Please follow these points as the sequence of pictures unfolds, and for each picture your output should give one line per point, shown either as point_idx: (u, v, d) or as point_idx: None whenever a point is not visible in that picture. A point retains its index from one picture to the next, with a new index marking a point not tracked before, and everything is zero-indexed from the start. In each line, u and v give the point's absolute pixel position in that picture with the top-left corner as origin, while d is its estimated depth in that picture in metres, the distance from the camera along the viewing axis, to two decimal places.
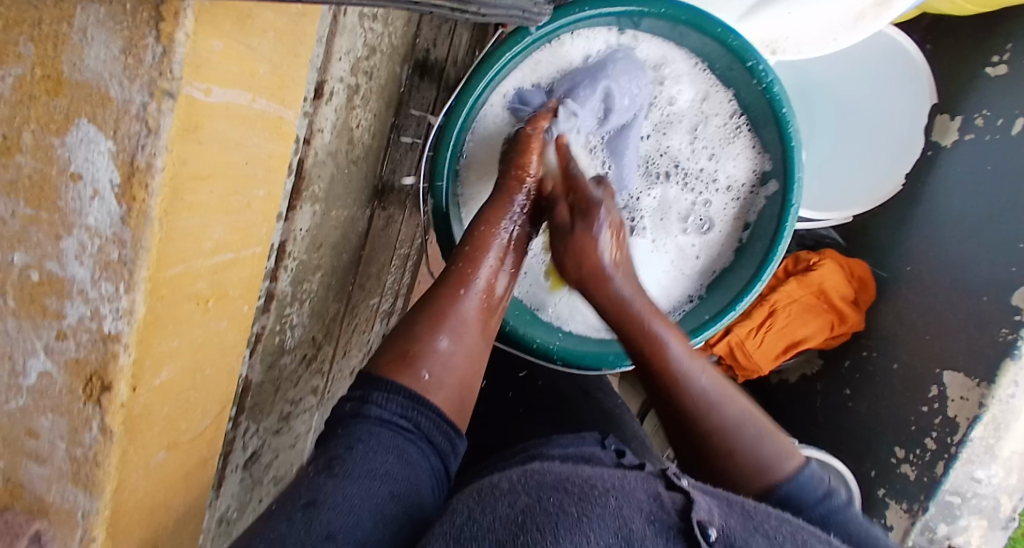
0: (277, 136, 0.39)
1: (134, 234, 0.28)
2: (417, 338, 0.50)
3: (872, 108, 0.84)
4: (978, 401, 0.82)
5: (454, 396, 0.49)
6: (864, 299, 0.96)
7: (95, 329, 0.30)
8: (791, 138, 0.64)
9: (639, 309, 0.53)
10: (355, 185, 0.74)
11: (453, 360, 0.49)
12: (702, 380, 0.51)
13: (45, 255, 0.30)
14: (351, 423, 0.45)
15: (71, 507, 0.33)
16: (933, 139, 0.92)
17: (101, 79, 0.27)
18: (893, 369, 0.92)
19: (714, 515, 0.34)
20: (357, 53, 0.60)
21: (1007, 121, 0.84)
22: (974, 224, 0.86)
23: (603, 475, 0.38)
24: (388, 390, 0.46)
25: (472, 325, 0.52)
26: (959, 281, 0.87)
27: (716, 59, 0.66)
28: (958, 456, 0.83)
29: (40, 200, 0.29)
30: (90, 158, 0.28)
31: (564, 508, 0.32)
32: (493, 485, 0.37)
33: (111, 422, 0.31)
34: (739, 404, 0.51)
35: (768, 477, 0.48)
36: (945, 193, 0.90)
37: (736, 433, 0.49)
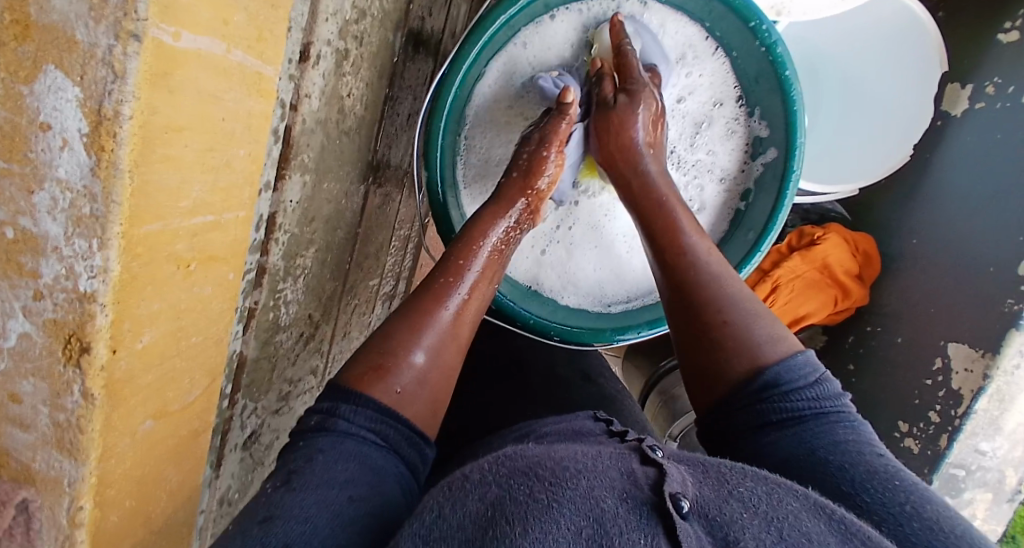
0: (256, 93, 0.37)
1: (104, 186, 0.27)
2: (391, 351, 0.46)
3: (880, 74, 0.82)
4: (983, 373, 0.80)
5: (426, 411, 0.46)
6: (869, 274, 0.94)
7: (70, 289, 0.28)
8: (795, 102, 0.62)
9: (662, 191, 0.55)
10: (347, 158, 0.72)
11: (429, 377, 0.46)
12: (709, 264, 0.50)
13: (19, 211, 0.28)
14: (314, 436, 0.42)
15: (58, 474, 0.32)
16: (942, 110, 0.90)
17: (67, 21, 0.25)
18: (897, 343, 0.90)
19: (687, 488, 0.32)
20: (345, 16, 0.58)
21: (1018, 86, 0.82)
22: (984, 194, 0.84)
23: (572, 452, 0.37)
24: (356, 403, 0.43)
25: (445, 340, 0.48)
26: (965, 253, 0.86)
27: (720, 22, 0.63)
28: (963, 428, 0.82)
29: (11, 151, 0.27)
30: (58, 106, 0.27)
31: (533, 496, 0.30)
32: (459, 477, 0.35)
33: (91, 386, 0.30)
34: (742, 289, 0.48)
35: (756, 354, 0.44)
36: (952, 164, 0.88)
37: (734, 308, 0.46)
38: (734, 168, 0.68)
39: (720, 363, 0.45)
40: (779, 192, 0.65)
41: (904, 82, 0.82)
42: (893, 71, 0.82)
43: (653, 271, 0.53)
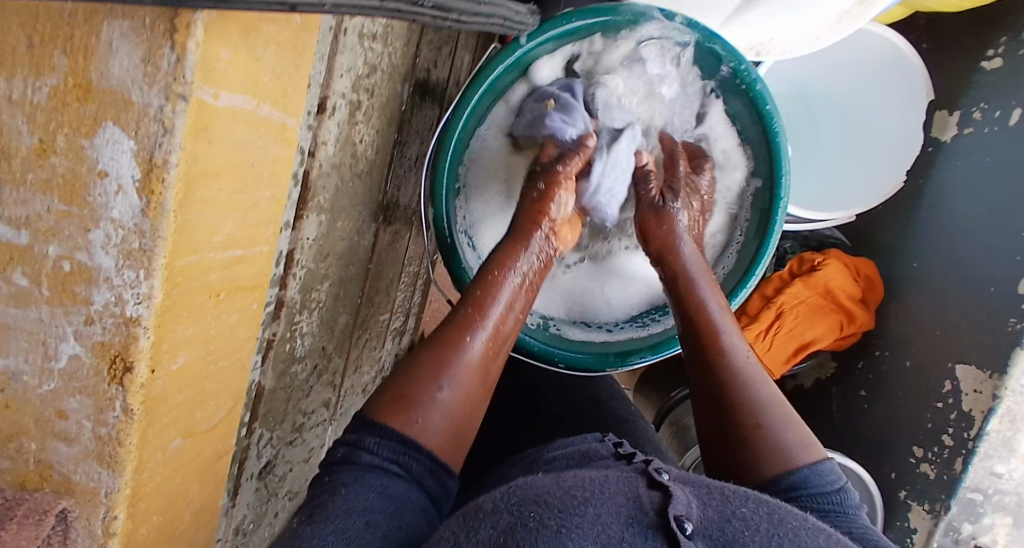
0: (280, 141, 0.42)
1: (152, 224, 0.31)
2: (417, 381, 0.47)
3: (860, 107, 0.87)
4: (991, 393, 0.82)
5: (450, 440, 0.47)
6: (873, 298, 0.97)
7: (118, 314, 0.32)
8: (778, 134, 0.67)
9: (703, 286, 0.58)
10: (359, 198, 0.77)
11: (453, 408, 0.47)
12: (745, 364, 0.52)
13: (76, 247, 0.32)
14: (339, 470, 0.44)
15: (96, 486, 0.35)
16: (932, 136, 0.94)
17: (124, 85, 0.30)
18: (904, 367, 0.92)
19: (692, 509, 0.35)
20: (358, 71, 0.63)
21: (1004, 112, 0.86)
22: (977, 216, 0.87)
23: (581, 477, 0.40)
24: (380, 434, 0.45)
25: (470, 376, 0.49)
26: (962, 274, 0.88)
27: (705, 67, 0.69)
28: (976, 450, 0.83)
29: (71, 196, 0.31)
30: (115, 157, 0.31)
31: (545, 521, 0.33)
32: (477, 505, 0.39)
33: (132, 402, 0.33)
34: (773, 393, 0.50)
35: (787, 460, 0.45)
36: (947, 191, 0.91)
37: (767, 410, 0.48)
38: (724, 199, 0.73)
39: (752, 466, 0.46)
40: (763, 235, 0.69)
41: (885, 113, 0.87)
42: (873, 103, 0.87)
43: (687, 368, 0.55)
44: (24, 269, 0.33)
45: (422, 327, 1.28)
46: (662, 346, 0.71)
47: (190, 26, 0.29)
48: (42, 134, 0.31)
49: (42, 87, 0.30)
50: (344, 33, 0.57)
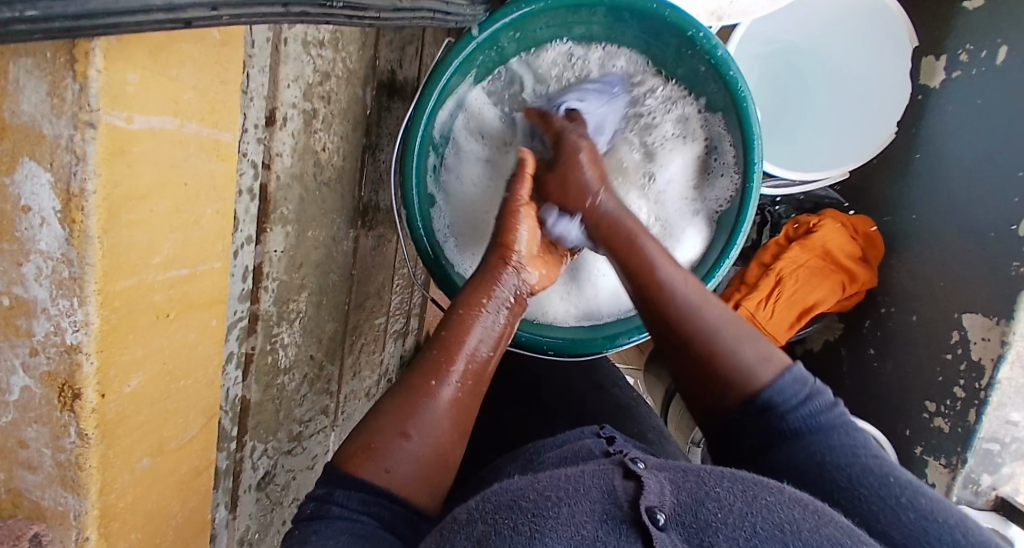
0: (215, 157, 0.43)
1: (78, 252, 0.32)
2: (379, 429, 0.45)
3: (835, 61, 0.86)
4: (1000, 340, 0.80)
5: (421, 481, 0.45)
6: (874, 256, 0.95)
7: (60, 343, 0.33)
8: (745, 99, 0.66)
9: (631, 224, 0.56)
10: (331, 206, 0.78)
11: (420, 457, 0.45)
12: (686, 293, 0.51)
13: (12, 281, 0.33)
14: (309, 525, 0.43)
15: (65, 509, 0.36)
16: (921, 83, 0.91)
17: (36, 120, 0.31)
18: (913, 321, 0.91)
19: (665, 497, 0.35)
20: (308, 80, 0.64)
21: (989, 52, 0.83)
22: (975, 162, 0.85)
23: (556, 476, 0.40)
24: (348, 485, 0.44)
25: (444, 424, 0.47)
26: (963, 224, 0.86)
27: (664, 39, 0.68)
28: (989, 400, 0.82)
29: (3, 233, 0.32)
30: (35, 190, 0.31)
31: (518, 529, 0.33)
32: (454, 516, 0.39)
33: (86, 427, 0.34)
34: (718, 309, 0.50)
35: (751, 383, 0.46)
36: (948, 139, 0.88)
37: (717, 335, 0.49)
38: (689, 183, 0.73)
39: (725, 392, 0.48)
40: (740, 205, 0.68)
41: (859, 66, 0.86)
42: (845, 56, 0.86)
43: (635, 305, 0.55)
44: None
45: (424, 327, 1.29)
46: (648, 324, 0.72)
47: (89, 55, 0.30)
48: None
49: None
50: (285, 44, 0.58)
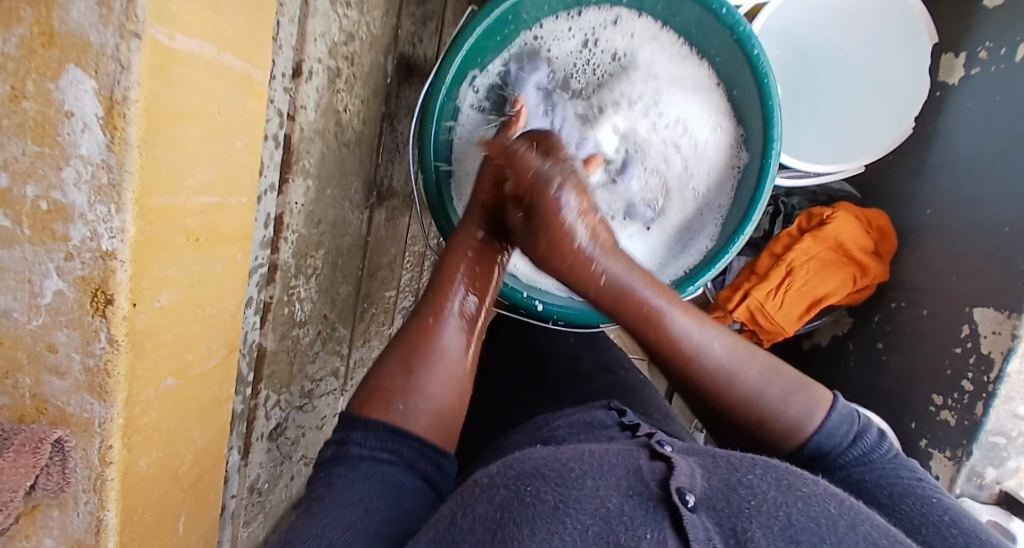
0: (247, 92, 0.44)
1: (118, 159, 0.33)
2: (389, 374, 0.48)
3: (855, 50, 0.86)
4: (1010, 333, 0.79)
5: (437, 423, 0.48)
6: (886, 250, 0.96)
7: (95, 249, 0.34)
8: (765, 72, 0.66)
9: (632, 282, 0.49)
10: (350, 168, 0.79)
11: (434, 393, 0.48)
12: (714, 350, 0.48)
13: (52, 186, 0.33)
14: (331, 464, 0.44)
15: (90, 416, 0.36)
16: (940, 80, 0.92)
17: (83, 29, 0.31)
18: (924, 315, 0.91)
19: (694, 480, 0.36)
20: (334, 37, 0.65)
21: (1009, 48, 0.83)
22: (992, 154, 0.85)
23: (582, 451, 0.40)
24: (365, 426, 0.45)
25: (449, 361, 0.50)
26: (978, 216, 0.86)
27: (686, 10, 0.68)
28: (998, 393, 0.81)
29: (43, 137, 0.33)
30: (79, 97, 0.32)
31: (541, 497, 0.34)
32: (473, 482, 0.39)
33: (116, 332, 0.35)
34: (754, 363, 0.48)
35: (798, 433, 0.47)
36: (959, 132, 0.89)
37: (761, 399, 0.47)
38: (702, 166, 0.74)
39: (772, 450, 0.48)
40: (758, 180, 0.69)
41: (880, 56, 0.85)
42: (868, 46, 0.85)
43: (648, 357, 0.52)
44: (5, 211, 0.34)
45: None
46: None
47: None
48: (12, 81, 0.32)
49: (9, 37, 0.31)
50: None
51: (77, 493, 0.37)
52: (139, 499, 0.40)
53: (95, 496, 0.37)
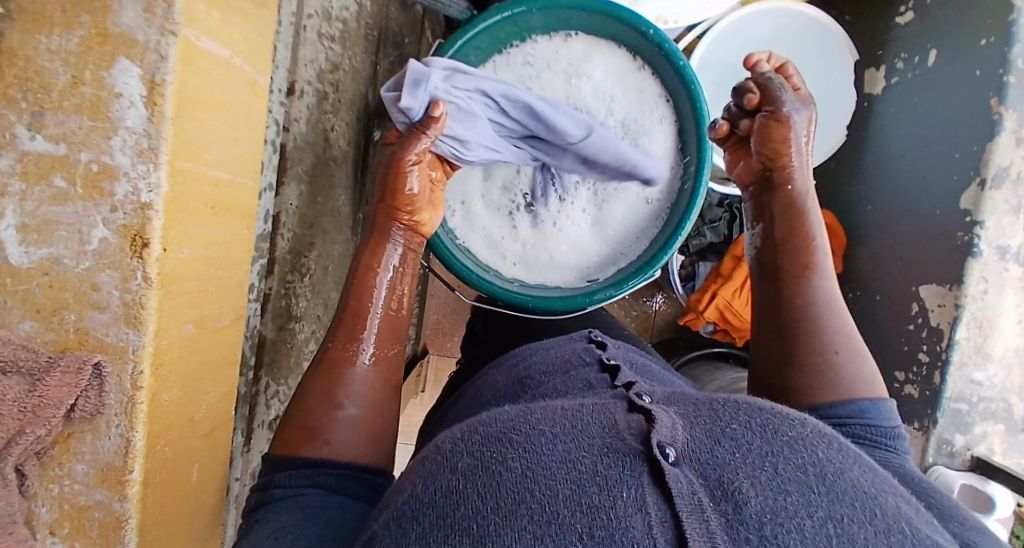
0: (253, 93, 0.53)
1: (156, 128, 0.41)
2: (314, 411, 0.53)
3: (788, 68, 0.99)
4: (954, 304, 0.86)
5: (366, 447, 0.53)
6: (837, 247, 1.06)
7: (136, 201, 0.42)
8: (693, 81, 0.78)
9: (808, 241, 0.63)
10: (340, 182, 0.88)
11: (360, 419, 0.54)
12: (825, 296, 0.59)
13: (101, 151, 0.42)
14: (257, 509, 0.48)
15: (125, 344, 0.43)
16: (866, 92, 1.05)
17: (132, 30, 0.40)
18: (877, 300, 1.00)
19: (677, 433, 0.36)
20: (321, 65, 0.75)
21: (921, 57, 0.96)
22: (916, 148, 0.96)
23: (552, 409, 0.40)
24: (290, 467, 0.50)
25: (372, 385, 0.57)
26: (913, 204, 0.95)
27: (623, 35, 0.81)
28: (951, 361, 0.87)
29: (96, 114, 0.41)
30: (127, 81, 0.41)
31: (508, 465, 0.34)
32: (438, 448, 0.39)
33: (150, 271, 0.42)
34: (850, 326, 0.58)
35: (857, 389, 0.53)
36: (887, 134, 1.01)
37: (845, 340, 0.56)
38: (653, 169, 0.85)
39: (825, 387, 0.54)
40: (697, 176, 0.80)
41: (806, 70, 0.99)
42: (795, 62, 0.99)
43: (771, 281, 0.63)
44: (63, 174, 0.42)
45: (422, 339, 1.30)
46: (622, 283, 0.81)
47: None
48: (73, 71, 0.41)
49: (72, 38, 0.40)
50: (303, 30, 0.69)
51: (110, 417, 0.43)
52: (162, 430, 0.46)
53: (126, 418, 0.43)
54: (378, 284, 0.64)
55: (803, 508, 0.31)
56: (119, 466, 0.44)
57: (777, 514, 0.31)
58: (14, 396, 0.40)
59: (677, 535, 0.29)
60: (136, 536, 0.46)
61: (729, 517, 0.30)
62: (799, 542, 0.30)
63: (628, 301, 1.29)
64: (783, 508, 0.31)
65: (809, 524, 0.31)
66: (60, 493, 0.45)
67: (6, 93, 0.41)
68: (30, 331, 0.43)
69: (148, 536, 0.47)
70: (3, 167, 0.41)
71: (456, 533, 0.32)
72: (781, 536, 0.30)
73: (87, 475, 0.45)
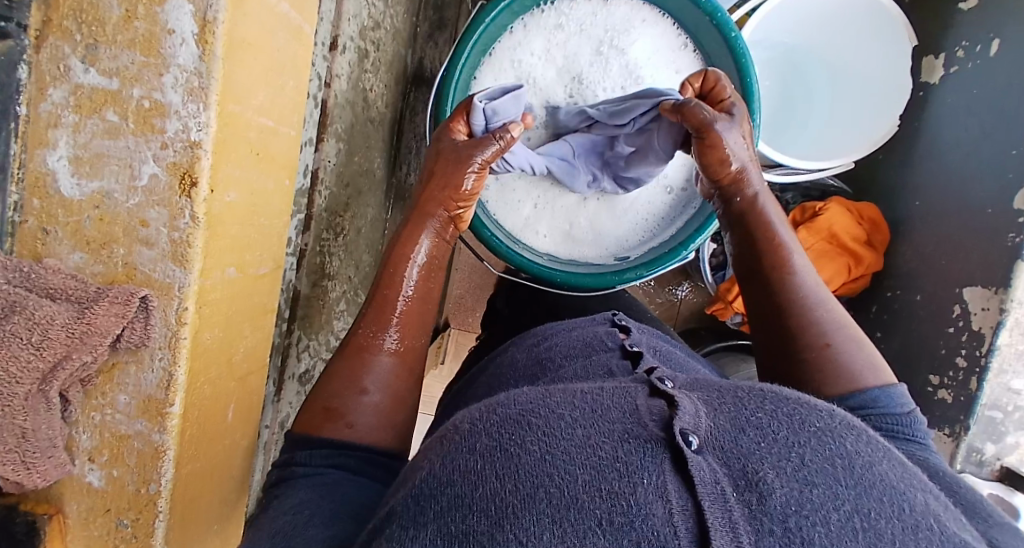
0: (297, 42, 0.52)
1: (207, 66, 0.41)
2: (339, 394, 0.52)
3: (837, 51, 0.96)
4: (998, 308, 0.83)
5: (388, 432, 0.53)
6: (879, 240, 1.02)
7: (186, 139, 0.42)
8: (743, 54, 0.75)
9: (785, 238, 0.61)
10: (376, 144, 0.88)
11: (382, 405, 0.53)
12: (810, 288, 0.58)
13: (153, 88, 0.42)
14: (276, 486, 0.49)
15: (171, 281, 0.44)
16: (922, 81, 1.00)
17: None
18: (917, 301, 0.96)
19: (700, 420, 0.33)
20: (364, 21, 0.75)
21: (984, 46, 0.91)
22: (971, 145, 0.91)
23: (571, 392, 0.38)
24: (311, 447, 0.50)
25: (396, 373, 0.55)
26: (965, 202, 0.91)
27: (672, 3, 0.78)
28: (989, 366, 0.83)
29: (150, 50, 0.42)
30: (180, 17, 0.41)
31: (525, 447, 0.32)
32: (456, 427, 0.37)
33: (197, 211, 0.43)
34: (841, 316, 0.56)
35: (856, 380, 0.50)
36: (941, 127, 0.96)
37: (835, 331, 0.54)
38: None
39: (822, 382, 0.51)
40: None
41: (856, 54, 0.95)
42: (844, 45, 0.95)
43: (754, 282, 0.61)
44: (116, 110, 0.42)
45: (444, 312, 1.30)
46: (656, 263, 0.80)
47: None
48: (127, 6, 0.41)
49: None
50: None
51: (154, 350, 0.45)
52: (202, 369, 0.48)
53: (169, 352, 0.45)
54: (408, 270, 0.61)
55: (830, 501, 0.29)
56: (160, 399, 0.46)
57: (803, 506, 0.29)
58: (62, 323, 0.41)
59: (698, 525, 0.28)
60: (172, 469, 0.47)
61: (752, 508, 0.28)
62: (825, 537, 0.27)
63: (654, 288, 1.28)
64: (810, 501, 0.29)
65: (836, 517, 0.28)
66: (101, 421, 0.47)
67: (62, 25, 0.42)
68: (80, 262, 0.44)
69: (183, 470, 0.49)
70: (59, 101, 0.43)
71: (474, 514, 0.30)
72: (806, 530, 0.28)
73: (129, 405, 0.46)
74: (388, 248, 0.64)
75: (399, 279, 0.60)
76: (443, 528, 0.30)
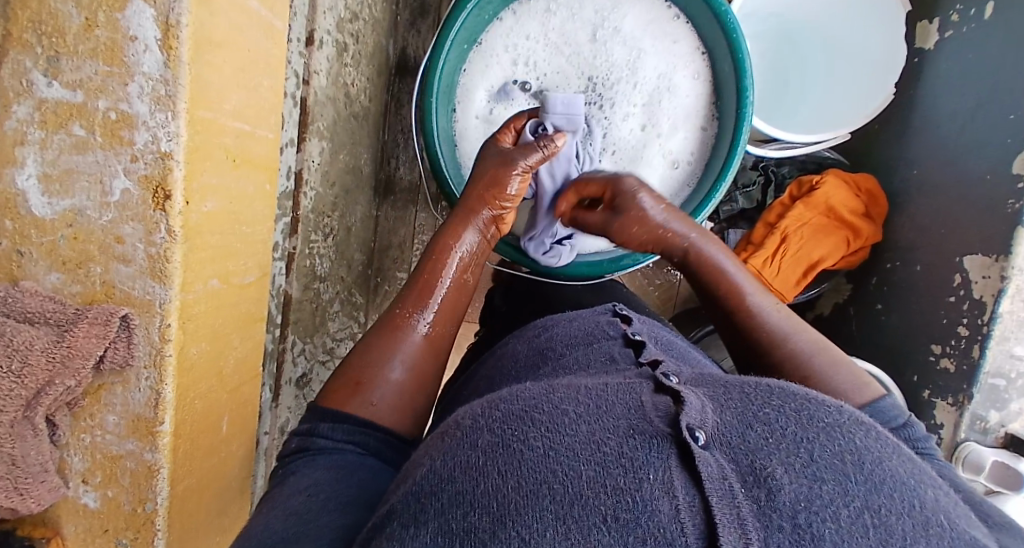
0: (270, 39, 0.50)
1: (173, 73, 0.40)
2: (370, 365, 0.51)
3: (830, 21, 0.93)
4: (999, 276, 0.82)
5: (406, 414, 0.50)
6: (877, 213, 1.00)
7: (156, 151, 0.41)
8: (733, 29, 0.72)
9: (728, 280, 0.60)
10: (361, 139, 0.86)
11: (406, 387, 0.51)
12: (773, 320, 0.55)
13: (119, 99, 0.40)
14: (290, 460, 0.46)
15: (151, 298, 0.42)
16: (917, 47, 0.98)
17: None
18: (917, 272, 0.95)
19: (706, 416, 0.33)
20: (340, 14, 0.72)
21: (978, 9, 0.88)
22: (967, 111, 0.89)
23: (575, 387, 0.37)
24: (337, 420, 0.47)
25: (422, 353, 0.54)
26: (963, 169, 0.89)
27: None
28: (992, 334, 0.82)
29: (112, 59, 0.40)
30: (141, 23, 0.39)
31: (529, 442, 0.31)
32: (456, 423, 0.36)
33: (173, 225, 0.41)
34: (810, 338, 0.53)
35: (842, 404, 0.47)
36: (938, 93, 0.94)
37: (808, 358, 0.51)
38: (687, 127, 0.80)
39: None
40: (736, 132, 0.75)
41: (850, 22, 0.92)
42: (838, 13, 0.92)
43: (724, 329, 0.60)
44: (81, 123, 0.41)
45: None
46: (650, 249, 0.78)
47: None
48: (87, 14, 0.39)
49: None
50: None
51: (140, 370, 0.44)
52: (191, 384, 0.47)
53: (155, 371, 0.44)
54: (451, 258, 0.63)
55: (839, 497, 0.28)
56: (149, 417, 0.45)
57: (812, 502, 0.28)
58: (41, 347, 0.40)
59: (708, 524, 0.26)
60: (167, 486, 0.47)
61: (761, 503, 0.27)
62: (836, 532, 0.27)
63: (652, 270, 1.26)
64: (819, 497, 0.28)
65: (846, 514, 0.27)
66: (92, 443, 0.46)
67: (23, 38, 0.40)
68: (57, 283, 0.43)
69: (178, 487, 0.48)
70: (23, 117, 0.41)
71: (476, 510, 0.28)
72: (817, 526, 0.27)
73: (118, 425, 0.45)
74: (440, 231, 0.66)
75: (442, 263, 0.62)
76: (444, 524, 0.28)
